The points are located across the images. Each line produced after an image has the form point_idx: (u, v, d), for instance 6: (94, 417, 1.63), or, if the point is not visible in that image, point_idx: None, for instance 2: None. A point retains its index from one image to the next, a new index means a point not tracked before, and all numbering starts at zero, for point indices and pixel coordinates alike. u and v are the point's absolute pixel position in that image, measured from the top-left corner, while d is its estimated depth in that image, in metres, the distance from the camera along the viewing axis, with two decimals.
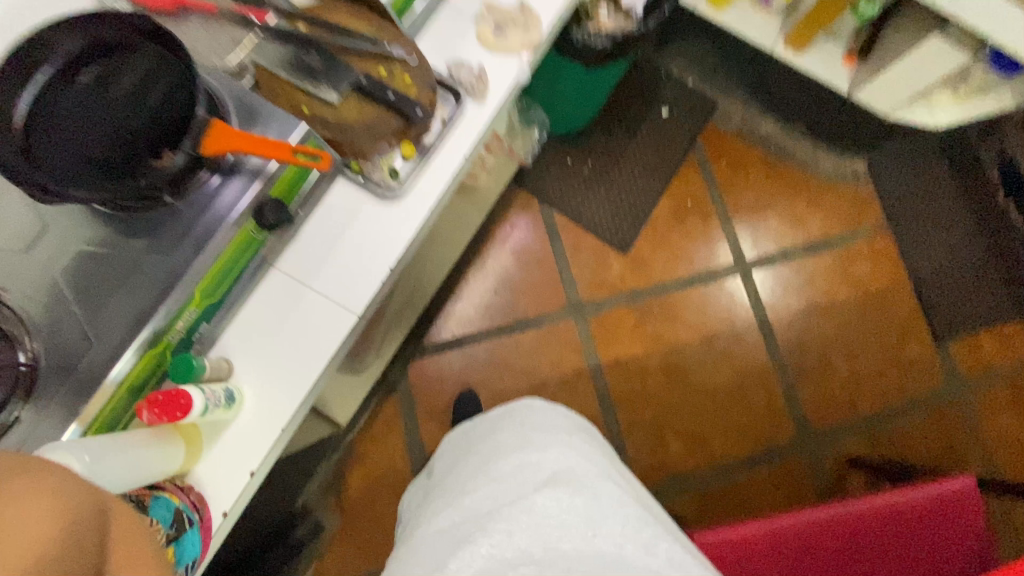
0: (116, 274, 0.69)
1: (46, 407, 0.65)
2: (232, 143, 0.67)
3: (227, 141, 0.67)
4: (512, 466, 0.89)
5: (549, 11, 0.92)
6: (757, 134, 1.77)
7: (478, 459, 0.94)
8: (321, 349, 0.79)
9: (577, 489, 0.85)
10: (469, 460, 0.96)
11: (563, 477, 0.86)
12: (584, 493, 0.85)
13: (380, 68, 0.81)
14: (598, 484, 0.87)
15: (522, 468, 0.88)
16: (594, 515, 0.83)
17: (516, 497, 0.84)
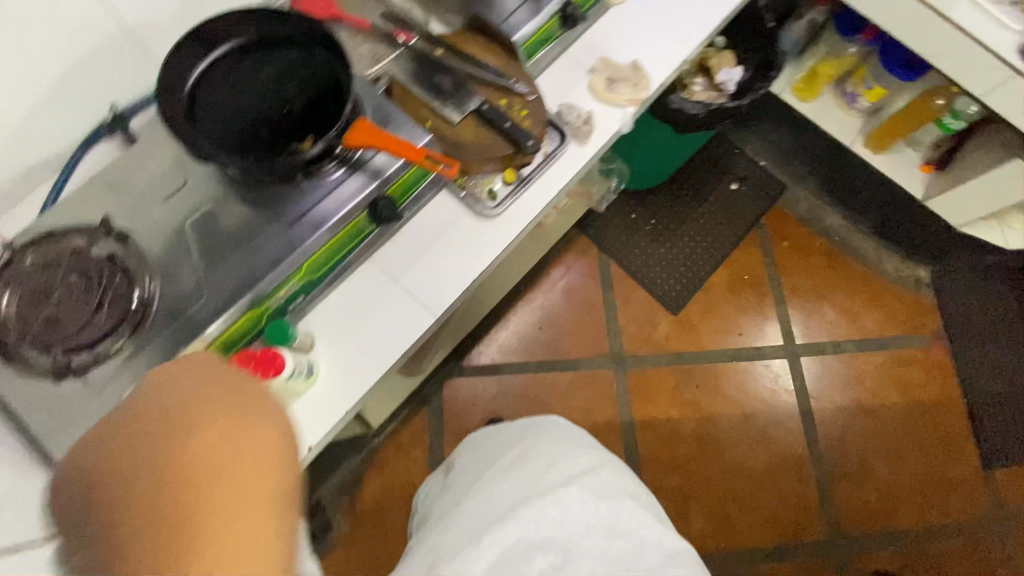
0: (235, 237, 0.74)
1: (145, 344, 0.69)
2: (371, 139, 0.75)
3: (366, 135, 0.76)
4: (537, 469, 0.85)
5: (660, 76, 0.98)
6: (823, 225, 1.77)
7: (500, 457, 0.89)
8: (396, 342, 0.82)
9: (603, 502, 0.83)
10: (488, 456, 0.91)
11: (590, 487, 0.84)
12: (609, 501, 0.83)
13: (501, 98, 0.89)
14: (623, 499, 0.85)
15: (548, 473, 0.85)
16: (618, 531, 0.81)
17: (541, 500, 0.81)
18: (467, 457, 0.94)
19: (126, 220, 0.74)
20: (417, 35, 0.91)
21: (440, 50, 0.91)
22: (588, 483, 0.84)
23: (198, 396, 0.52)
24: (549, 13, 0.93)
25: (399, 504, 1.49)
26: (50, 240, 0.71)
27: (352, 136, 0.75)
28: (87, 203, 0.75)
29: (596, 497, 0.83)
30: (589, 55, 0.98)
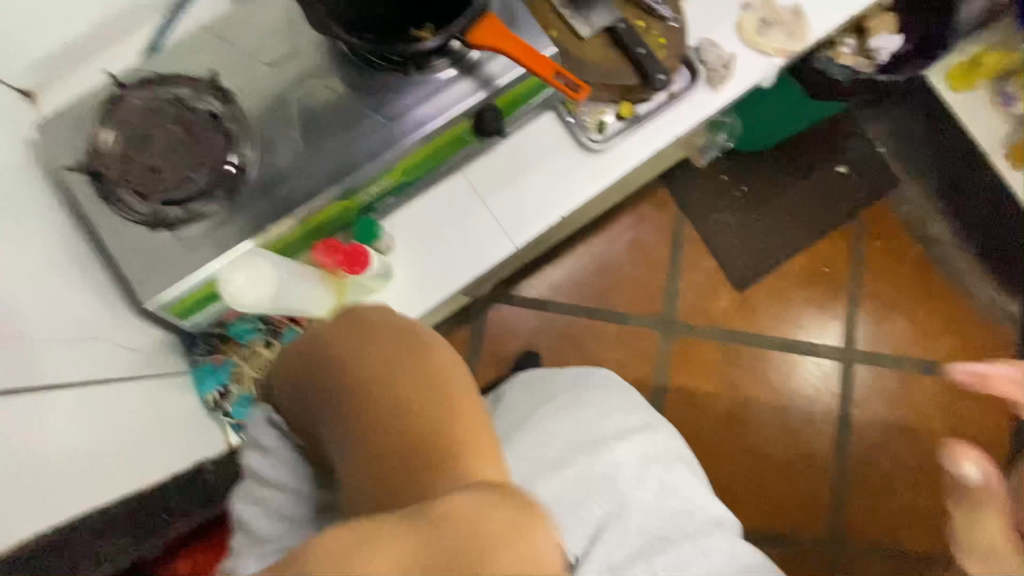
0: (338, 121, 0.71)
1: (235, 213, 0.68)
2: (498, 41, 0.66)
3: (495, 36, 0.66)
4: (594, 420, 0.85)
5: (822, 26, 0.85)
6: (926, 232, 1.59)
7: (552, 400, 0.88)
8: (471, 263, 0.80)
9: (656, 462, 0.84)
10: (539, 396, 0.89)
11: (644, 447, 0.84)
12: (662, 462, 0.84)
13: (640, 21, 0.79)
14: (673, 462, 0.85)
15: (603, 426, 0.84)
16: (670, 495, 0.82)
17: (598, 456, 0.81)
18: (511, 392, 0.93)
19: (230, 79, 0.71)
20: None
21: None
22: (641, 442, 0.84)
23: (330, 338, 0.55)
24: None
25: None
26: (156, 85, 0.70)
27: (478, 34, 0.66)
28: (197, 53, 0.72)
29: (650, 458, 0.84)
30: None
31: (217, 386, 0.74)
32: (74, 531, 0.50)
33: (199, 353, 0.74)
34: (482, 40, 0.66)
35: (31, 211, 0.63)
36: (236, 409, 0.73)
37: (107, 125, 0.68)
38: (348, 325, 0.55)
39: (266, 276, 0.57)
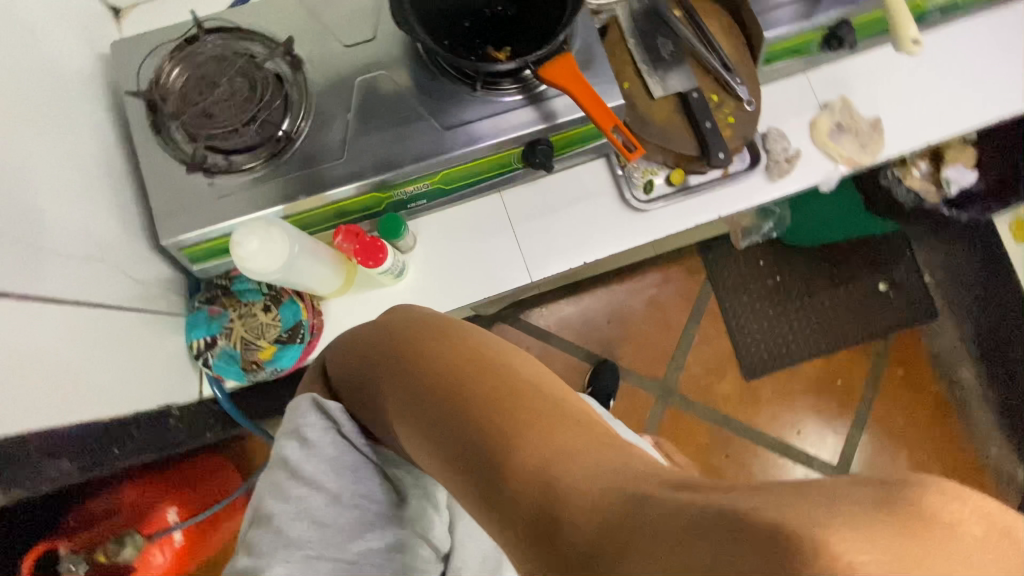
0: (394, 114, 0.71)
1: (275, 176, 0.69)
2: (568, 79, 0.66)
3: (567, 74, 0.66)
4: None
5: (896, 145, 0.83)
6: (950, 371, 1.54)
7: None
8: (485, 283, 0.80)
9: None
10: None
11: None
12: None
13: (713, 94, 0.78)
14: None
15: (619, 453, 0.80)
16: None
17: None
18: None
19: (305, 48, 0.72)
20: None
21: (677, 11, 0.78)
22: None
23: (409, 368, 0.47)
24: (819, 25, 0.76)
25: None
26: (233, 37, 0.71)
27: (551, 68, 0.66)
28: (280, 15, 0.73)
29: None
30: (829, 88, 0.84)
31: (205, 335, 0.73)
32: (42, 442, 0.51)
33: (198, 299, 0.74)
34: (554, 74, 0.66)
35: (82, 119, 0.64)
36: (216, 362, 0.72)
37: (177, 62, 0.69)
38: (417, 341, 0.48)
39: (277, 246, 0.55)
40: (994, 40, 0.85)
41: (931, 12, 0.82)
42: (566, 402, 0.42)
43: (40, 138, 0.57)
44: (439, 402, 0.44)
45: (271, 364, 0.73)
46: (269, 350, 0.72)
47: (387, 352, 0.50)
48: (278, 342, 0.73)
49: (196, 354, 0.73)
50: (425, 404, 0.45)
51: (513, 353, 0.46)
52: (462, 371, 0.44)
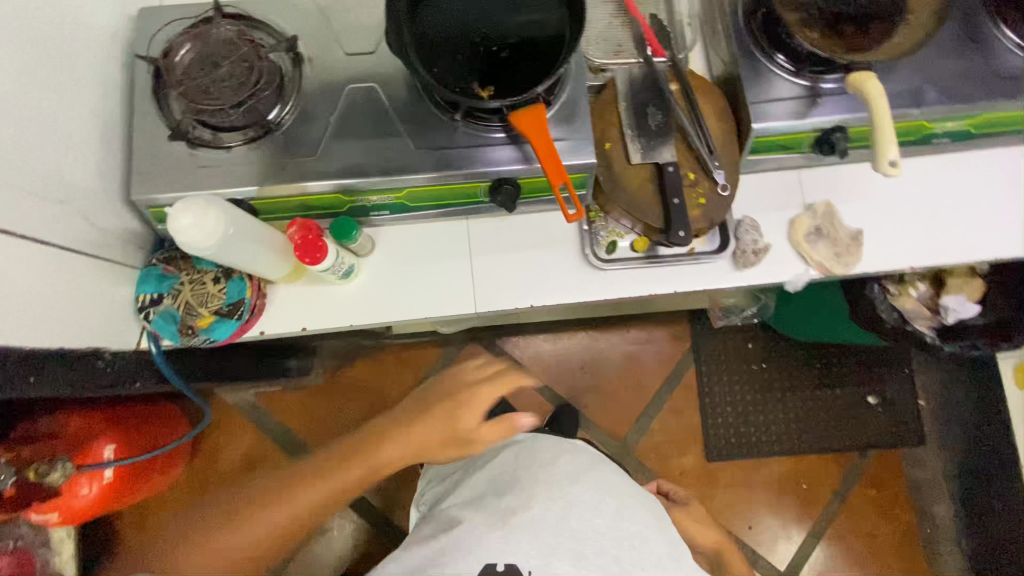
0: (375, 125, 0.73)
1: (250, 158, 0.73)
2: (534, 130, 0.68)
3: (532, 123, 0.68)
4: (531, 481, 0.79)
5: (874, 263, 0.81)
6: (923, 504, 1.46)
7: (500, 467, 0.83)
8: (430, 303, 0.81)
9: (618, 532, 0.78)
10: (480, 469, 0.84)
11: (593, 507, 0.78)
12: None
13: (691, 172, 0.78)
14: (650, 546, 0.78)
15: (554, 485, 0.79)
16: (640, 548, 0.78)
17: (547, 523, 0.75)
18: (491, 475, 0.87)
19: (310, 47, 0.76)
20: (669, 55, 0.81)
21: (673, 85, 0.80)
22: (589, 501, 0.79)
23: None
24: (813, 126, 0.75)
25: (348, 405, 1.49)
26: (245, 25, 0.76)
27: (519, 116, 0.68)
28: (297, 14, 0.77)
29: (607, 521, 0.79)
30: (817, 191, 0.83)
31: (153, 292, 0.76)
32: None
33: (156, 256, 0.78)
34: (521, 123, 0.68)
35: (89, 70, 0.70)
36: (156, 320, 0.76)
37: (188, 40, 0.74)
38: None
39: (210, 226, 0.57)
40: (999, 178, 0.82)
41: (939, 137, 0.80)
42: None
43: (41, 83, 0.62)
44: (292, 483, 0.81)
45: (206, 333, 0.76)
46: (206, 319, 0.76)
47: None
48: (216, 314, 0.76)
49: (141, 307, 0.77)
50: None
51: None
52: None
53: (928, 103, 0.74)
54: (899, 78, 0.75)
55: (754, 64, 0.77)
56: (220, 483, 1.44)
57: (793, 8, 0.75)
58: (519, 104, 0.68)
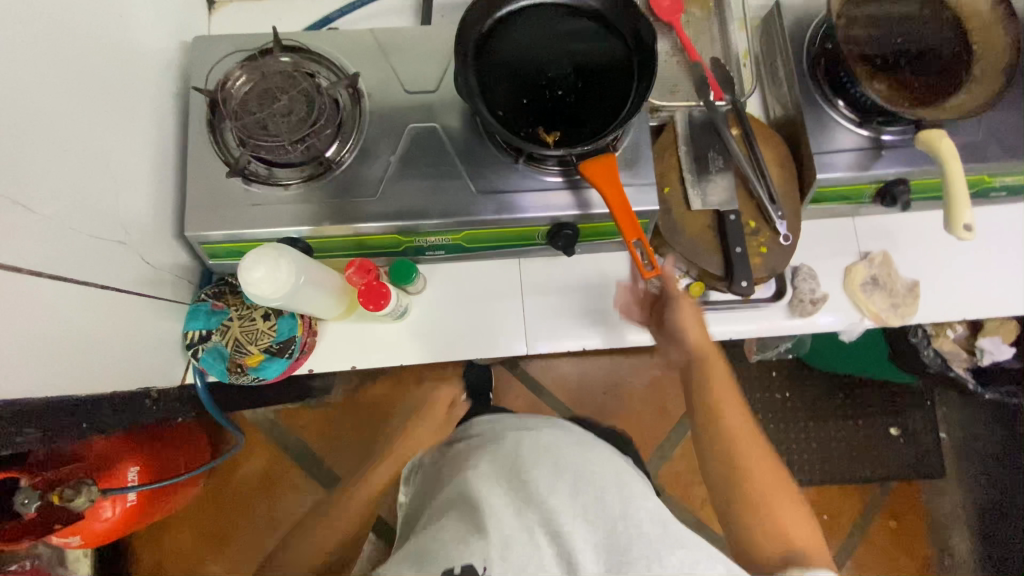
0: (435, 165, 0.72)
1: (307, 197, 0.71)
2: (604, 180, 0.66)
3: (603, 174, 0.67)
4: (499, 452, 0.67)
5: (929, 314, 0.80)
6: (943, 539, 1.45)
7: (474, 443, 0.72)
8: (481, 343, 0.80)
9: (613, 527, 0.59)
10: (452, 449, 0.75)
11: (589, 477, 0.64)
12: None
13: (750, 220, 0.77)
14: (661, 549, 0.57)
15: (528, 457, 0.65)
16: (643, 544, 0.57)
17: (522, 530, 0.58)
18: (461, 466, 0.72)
19: (370, 82, 0.75)
20: (730, 99, 0.79)
21: (734, 129, 0.79)
22: (580, 464, 0.65)
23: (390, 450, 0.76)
24: (876, 178, 0.75)
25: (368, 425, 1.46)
26: (303, 57, 0.74)
27: (591, 166, 0.67)
28: (356, 48, 0.76)
29: (599, 515, 0.60)
30: (874, 239, 0.82)
31: (201, 328, 0.74)
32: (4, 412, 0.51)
33: (205, 291, 0.76)
34: (591, 172, 0.67)
35: (146, 102, 0.68)
36: (204, 356, 0.74)
37: (243, 72, 0.72)
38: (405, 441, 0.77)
39: (281, 279, 0.56)
40: None
41: (997, 190, 0.80)
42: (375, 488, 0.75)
43: (101, 122, 0.60)
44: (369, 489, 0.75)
45: (255, 371, 0.74)
46: (255, 356, 0.73)
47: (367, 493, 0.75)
48: (266, 351, 0.74)
49: (188, 344, 0.74)
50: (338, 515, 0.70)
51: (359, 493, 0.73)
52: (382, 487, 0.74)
53: (990, 158, 0.74)
54: (962, 132, 0.74)
55: (817, 113, 0.77)
56: (237, 500, 1.41)
57: (861, 57, 0.74)
58: (589, 154, 0.68)
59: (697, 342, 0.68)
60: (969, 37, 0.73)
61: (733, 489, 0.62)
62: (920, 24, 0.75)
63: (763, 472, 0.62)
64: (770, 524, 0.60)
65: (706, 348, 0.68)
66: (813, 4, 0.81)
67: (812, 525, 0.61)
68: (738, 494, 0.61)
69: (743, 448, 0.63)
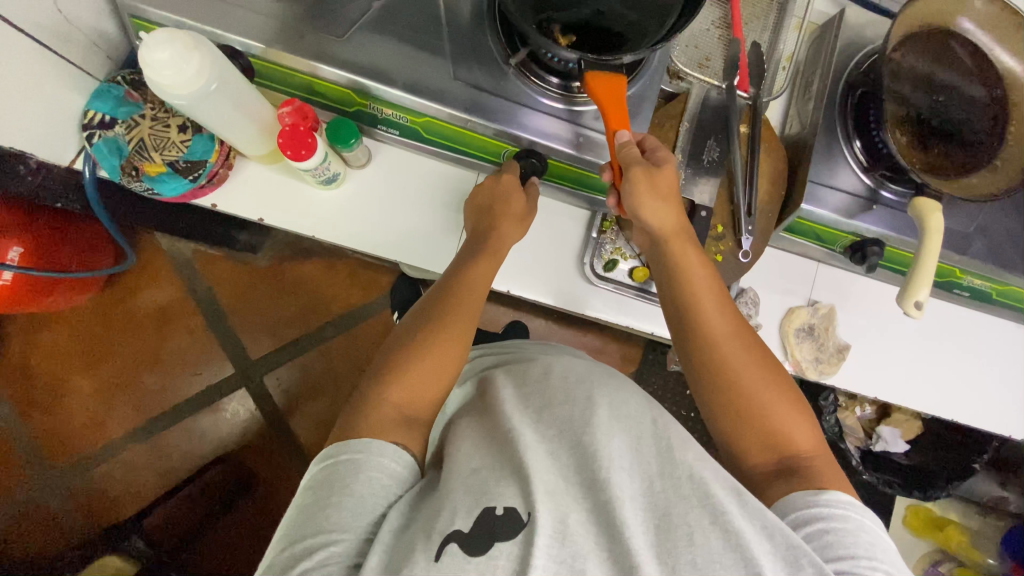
0: (422, 31, 0.63)
1: (266, 10, 0.61)
2: (608, 101, 0.58)
3: (608, 95, 0.58)
4: (540, 372, 0.56)
5: (846, 379, 0.79)
6: None
7: (514, 360, 0.63)
8: (407, 246, 0.74)
9: (655, 473, 0.45)
10: (508, 356, 0.65)
11: (630, 410, 0.50)
12: None
13: (721, 224, 0.73)
14: (695, 504, 0.42)
15: (563, 386, 0.53)
16: (684, 505, 0.42)
17: (556, 467, 0.46)
18: (495, 384, 0.57)
19: None
20: (753, 94, 0.73)
21: (743, 126, 0.74)
22: (617, 394, 0.52)
23: (428, 310, 0.58)
24: (855, 229, 0.71)
25: (278, 299, 1.32)
26: None
27: (596, 80, 0.57)
28: None
29: (639, 457, 0.46)
30: (824, 291, 0.80)
31: (105, 112, 0.65)
32: None
33: (121, 75, 0.66)
34: (597, 88, 0.57)
35: None
36: (98, 144, 0.65)
37: None
38: (443, 301, 0.59)
39: (188, 72, 0.48)
40: (984, 346, 0.82)
41: (961, 289, 0.79)
42: (415, 356, 0.54)
43: None
44: (401, 358, 0.55)
45: (150, 183, 0.65)
46: (155, 166, 0.65)
47: (393, 366, 0.54)
48: (168, 165, 0.65)
49: (85, 123, 0.65)
50: (395, 393, 0.52)
51: (416, 352, 0.55)
52: (416, 359, 0.54)
53: (971, 253, 0.71)
54: (957, 217, 0.71)
55: (831, 140, 0.72)
56: (127, 324, 1.26)
57: (898, 98, 0.68)
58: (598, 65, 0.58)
59: (660, 221, 0.60)
60: (1007, 121, 0.69)
61: (725, 414, 0.55)
62: (967, 91, 0.69)
63: (760, 386, 0.55)
64: (765, 438, 0.54)
65: (670, 229, 0.61)
66: (874, 32, 0.74)
67: (814, 431, 0.55)
68: (732, 418, 0.55)
69: (771, 411, 0.54)
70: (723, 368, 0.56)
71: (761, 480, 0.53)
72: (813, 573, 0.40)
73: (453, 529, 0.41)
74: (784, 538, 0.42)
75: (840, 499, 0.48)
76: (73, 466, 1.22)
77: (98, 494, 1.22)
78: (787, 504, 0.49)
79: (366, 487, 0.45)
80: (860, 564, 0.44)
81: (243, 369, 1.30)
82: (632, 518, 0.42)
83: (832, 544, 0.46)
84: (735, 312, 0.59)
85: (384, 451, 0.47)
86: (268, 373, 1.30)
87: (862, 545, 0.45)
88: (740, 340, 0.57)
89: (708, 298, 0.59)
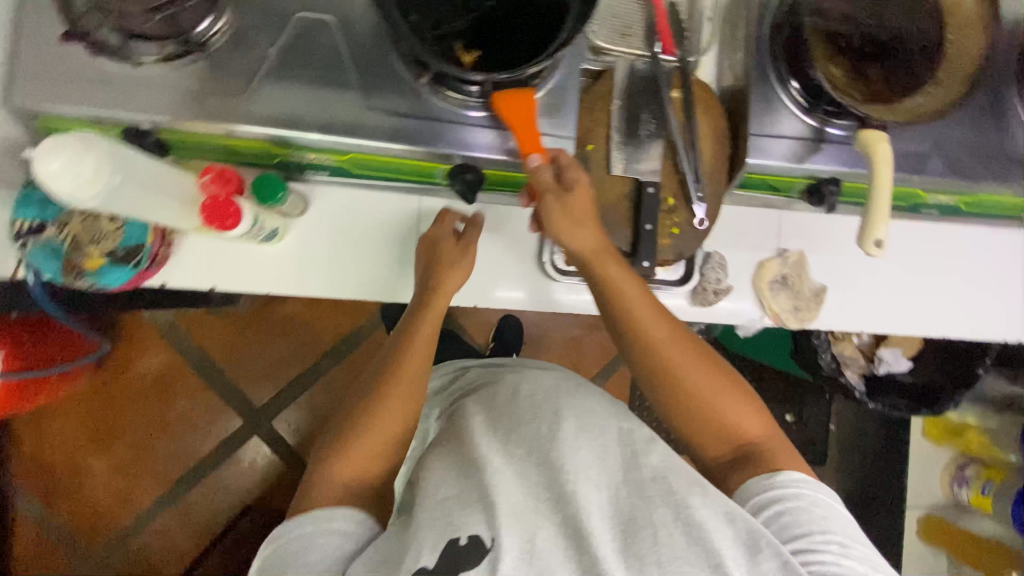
0: (324, 67, 0.62)
1: (163, 81, 0.59)
2: (518, 117, 0.59)
3: (518, 111, 0.59)
4: (507, 394, 0.56)
5: (826, 320, 0.79)
6: None
7: (482, 383, 0.63)
8: (363, 282, 0.74)
9: (620, 480, 0.46)
10: (478, 379, 0.66)
11: (595, 417, 0.50)
12: None
13: (671, 197, 0.71)
14: (658, 504, 0.43)
15: (529, 403, 0.53)
16: (648, 506, 0.43)
17: (525, 488, 0.46)
18: (464, 414, 0.57)
19: None
20: (680, 55, 0.70)
21: (676, 91, 0.71)
22: (580, 404, 0.52)
23: (389, 352, 0.61)
24: (808, 172, 0.70)
25: (269, 344, 1.33)
26: None
27: (503, 100, 0.58)
28: None
29: (605, 467, 0.46)
30: (790, 237, 0.79)
31: (33, 217, 0.63)
32: None
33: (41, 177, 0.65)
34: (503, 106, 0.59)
35: None
36: (34, 251, 0.64)
37: None
38: (402, 340, 0.61)
39: (86, 172, 0.48)
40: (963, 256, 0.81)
41: (929, 206, 0.77)
42: (380, 403, 0.58)
43: None
44: (367, 409, 0.58)
45: (94, 278, 0.64)
46: (95, 261, 0.64)
47: (356, 420, 0.58)
48: (107, 257, 0.64)
49: (16, 234, 0.64)
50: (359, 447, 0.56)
51: (381, 397, 0.58)
52: (381, 404, 0.58)
53: (929, 172, 0.69)
54: (907, 139, 0.69)
55: (765, 88, 0.69)
56: (128, 399, 1.27)
57: (822, 34, 0.67)
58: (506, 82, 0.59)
59: (580, 241, 0.58)
60: (943, 32, 0.66)
61: (680, 416, 0.57)
62: (897, 9, 0.67)
63: (708, 384, 0.56)
64: (716, 432, 0.56)
65: (595, 248, 0.58)
66: None
67: (762, 416, 0.57)
68: (688, 416, 0.56)
69: (722, 405, 0.56)
70: (674, 371, 0.56)
71: (722, 468, 0.56)
72: (771, 553, 0.41)
73: (420, 567, 0.42)
74: (745, 522, 0.43)
75: (792, 478, 0.52)
76: (108, 542, 1.25)
77: (137, 563, 1.25)
78: (746, 492, 0.53)
79: (318, 553, 0.49)
80: (816, 539, 0.47)
81: (250, 418, 1.31)
82: (598, 528, 0.42)
83: (789, 524, 0.49)
84: (673, 317, 0.58)
85: (333, 517, 0.52)
86: (275, 417, 1.31)
87: (815, 520, 0.49)
88: (685, 342, 0.57)
89: (646, 305, 0.57)
